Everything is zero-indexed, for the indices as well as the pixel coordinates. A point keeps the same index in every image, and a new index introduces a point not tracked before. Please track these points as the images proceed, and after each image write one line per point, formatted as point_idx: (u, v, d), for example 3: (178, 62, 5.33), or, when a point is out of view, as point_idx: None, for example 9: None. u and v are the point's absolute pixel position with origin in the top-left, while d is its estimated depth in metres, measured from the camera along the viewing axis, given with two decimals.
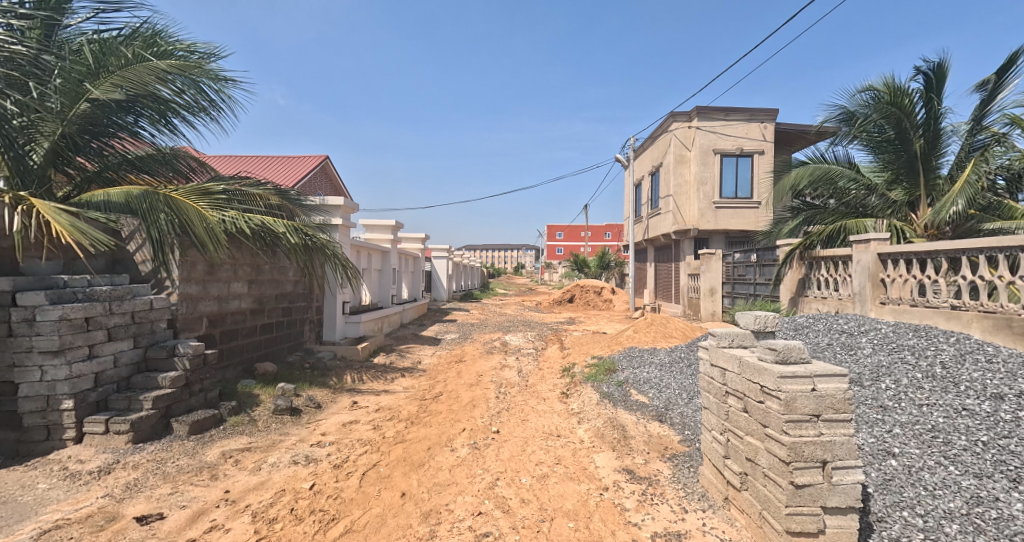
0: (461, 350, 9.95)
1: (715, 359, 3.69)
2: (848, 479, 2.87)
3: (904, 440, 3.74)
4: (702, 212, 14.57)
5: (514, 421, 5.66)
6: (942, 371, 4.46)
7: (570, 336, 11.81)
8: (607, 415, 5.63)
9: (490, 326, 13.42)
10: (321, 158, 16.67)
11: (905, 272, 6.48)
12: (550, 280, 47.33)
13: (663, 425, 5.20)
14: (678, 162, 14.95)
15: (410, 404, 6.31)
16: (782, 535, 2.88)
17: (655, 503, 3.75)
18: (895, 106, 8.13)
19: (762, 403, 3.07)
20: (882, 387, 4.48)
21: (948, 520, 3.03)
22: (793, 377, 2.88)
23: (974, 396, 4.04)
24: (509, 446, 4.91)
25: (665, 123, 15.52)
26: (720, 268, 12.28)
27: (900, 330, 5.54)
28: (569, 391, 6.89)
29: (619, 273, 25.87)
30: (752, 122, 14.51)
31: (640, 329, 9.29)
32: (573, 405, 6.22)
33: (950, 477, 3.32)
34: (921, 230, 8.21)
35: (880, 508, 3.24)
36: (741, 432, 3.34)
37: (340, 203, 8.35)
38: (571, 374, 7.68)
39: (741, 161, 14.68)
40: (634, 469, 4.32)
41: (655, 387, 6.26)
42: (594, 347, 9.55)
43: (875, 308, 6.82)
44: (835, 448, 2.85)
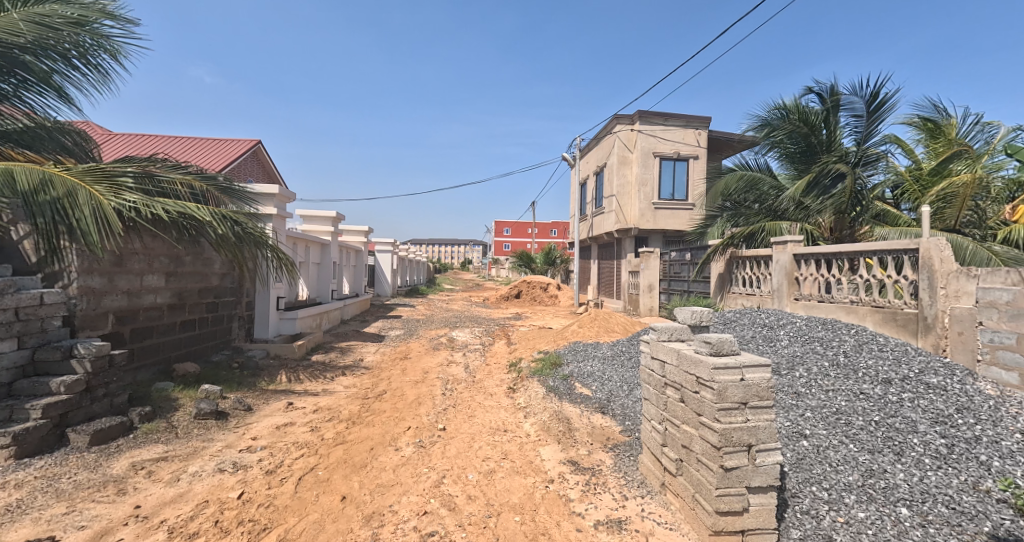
0: (406, 347, 9.84)
1: (656, 353, 3.85)
2: (769, 460, 3.09)
3: (813, 423, 4.05)
4: (642, 212, 15.11)
5: (461, 418, 5.68)
6: (845, 359, 4.91)
7: (516, 331, 11.94)
8: (552, 408, 5.75)
9: (436, 322, 13.35)
10: (254, 143, 15.87)
11: (815, 271, 7.01)
12: (497, 276, 47.68)
13: (605, 416, 5.39)
14: (620, 163, 15.36)
15: (352, 404, 6.18)
16: (712, 515, 3.08)
17: (597, 493, 3.89)
18: (805, 123, 8.94)
19: (697, 394, 3.24)
20: (796, 374, 4.84)
21: (847, 492, 3.34)
22: (724, 369, 3.06)
23: (869, 382, 4.47)
24: (455, 443, 4.93)
25: (609, 124, 15.93)
26: (658, 266, 12.73)
27: (811, 323, 6.02)
28: (516, 385, 6.99)
29: (565, 270, 26.42)
30: (688, 128, 15.18)
31: (584, 324, 9.56)
32: (519, 400, 6.32)
33: (850, 454, 3.65)
34: (826, 232, 8.95)
35: (794, 484, 3.49)
36: (678, 421, 3.51)
37: (275, 191, 8.02)
38: (517, 369, 7.78)
39: (679, 164, 15.30)
40: (578, 460, 4.45)
41: (597, 380, 6.47)
42: (541, 341, 9.70)
43: (790, 304, 7.32)
44: (759, 432, 3.07)
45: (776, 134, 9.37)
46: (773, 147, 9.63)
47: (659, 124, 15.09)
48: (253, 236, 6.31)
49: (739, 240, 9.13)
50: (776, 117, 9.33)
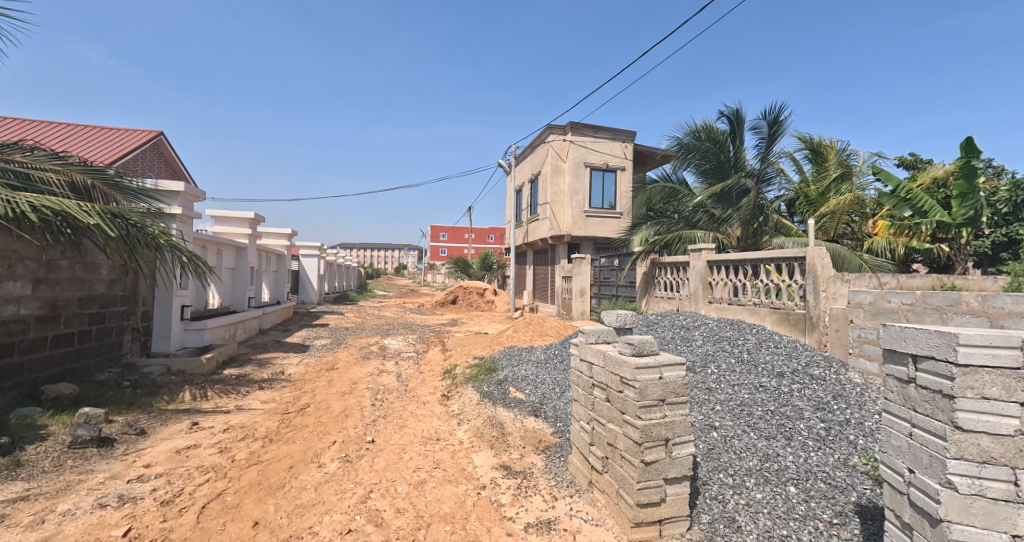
0: (333, 357, 9.50)
1: (585, 355, 3.98)
2: (684, 451, 3.29)
3: (721, 415, 4.35)
4: (574, 219, 15.51)
5: (391, 429, 5.57)
6: (749, 357, 5.33)
7: (451, 337, 11.89)
8: (486, 414, 5.77)
9: (367, 330, 13.01)
10: (154, 135, 14.69)
11: (725, 276, 7.52)
12: (433, 281, 47.26)
13: (537, 419, 5.49)
14: (553, 172, 15.72)
15: (270, 420, 5.90)
16: (633, 508, 3.22)
17: (528, 495, 3.95)
18: (712, 142, 9.72)
19: (621, 393, 3.39)
20: (708, 371, 5.17)
21: (747, 476, 3.61)
22: (645, 368, 3.23)
23: (768, 376, 4.89)
24: (385, 455, 4.83)
25: (542, 134, 16.28)
26: (589, 271, 13.14)
27: (722, 325, 6.50)
28: (450, 392, 6.95)
29: (501, 275, 26.63)
30: (616, 140, 15.82)
31: (519, 328, 9.68)
32: (453, 407, 6.29)
33: (751, 441, 3.96)
34: (734, 242, 9.72)
35: (705, 474, 3.72)
36: (604, 420, 3.65)
37: (180, 188, 7.57)
38: (451, 376, 7.74)
39: (607, 175, 15.91)
40: (511, 464, 4.50)
41: (531, 383, 6.57)
42: (476, 347, 9.70)
43: (704, 306, 7.85)
44: (675, 426, 3.25)
45: (689, 152, 10.08)
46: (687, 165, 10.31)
47: (589, 135, 15.58)
48: (150, 238, 5.79)
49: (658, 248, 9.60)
50: (690, 137, 10.03)
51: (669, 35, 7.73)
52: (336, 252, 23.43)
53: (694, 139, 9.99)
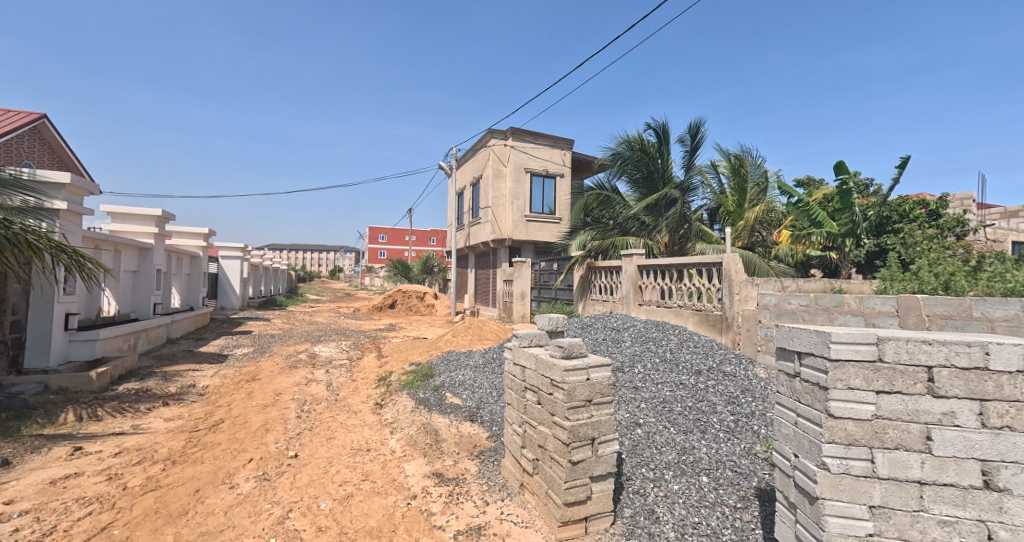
0: (255, 367, 8.98)
1: (518, 358, 4.02)
2: (610, 449, 3.41)
3: (645, 412, 4.53)
4: (515, 223, 15.63)
5: (317, 441, 5.36)
6: (672, 359, 5.59)
7: (388, 343, 11.63)
8: (420, 421, 5.67)
9: (296, 337, 12.46)
10: (32, 120, 13.32)
11: (655, 280, 7.82)
12: (372, 285, 46.07)
13: (473, 424, 5.47)
14: (494, 176, 15.78)
15: (176, 438, 5.48)
16: (560, 507, 3.28)
17: (460, 502, 3.93)
18: (643, 153, 10.18)
19: (551, 395, 3.45)
20: (635, 371, 5.37)
21: (666, 468, 3.77)
22: (574, 370, 3.32)
23: (689, 376, 5.15)
24: (308, 471, 4.64)
25: (484, 138, 16.40)
26: (530, 274, 13.24)
27: (649, 326, 6.83)
28: (383, 401, 6.79)
29: (443, 278, 26.40)
30: (555, 147, 16.23)
31: (458, 332, 9.61)
32: (386, 416, 6.15)
33: (670, 436, 4.15)
34: (662, 248, 10.02)
35: (629, 469, 3.85)
36: (535, 422, 3.70)
37: (66, 180, 6.88)
38: (386, 383, 7.57)
39: (547, 181, 16.25)
40: (444, 471, 4.46)
41: (468, 388, 6.54)
42: (413, 353, 9.54)
43: (635, 309, 8.13)
44: (601, 425, 3.36)
45: (621, 162, 10.54)
46: (620, 174, 10.75)
47: (530, 141, 15.88)
48: (21, 239, 5.01)
49: (594, 253, 9.82)
50: (623, 147, 10.42)
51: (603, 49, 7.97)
52: (262, 253, 22.13)
53: (627, 150, 10.41)
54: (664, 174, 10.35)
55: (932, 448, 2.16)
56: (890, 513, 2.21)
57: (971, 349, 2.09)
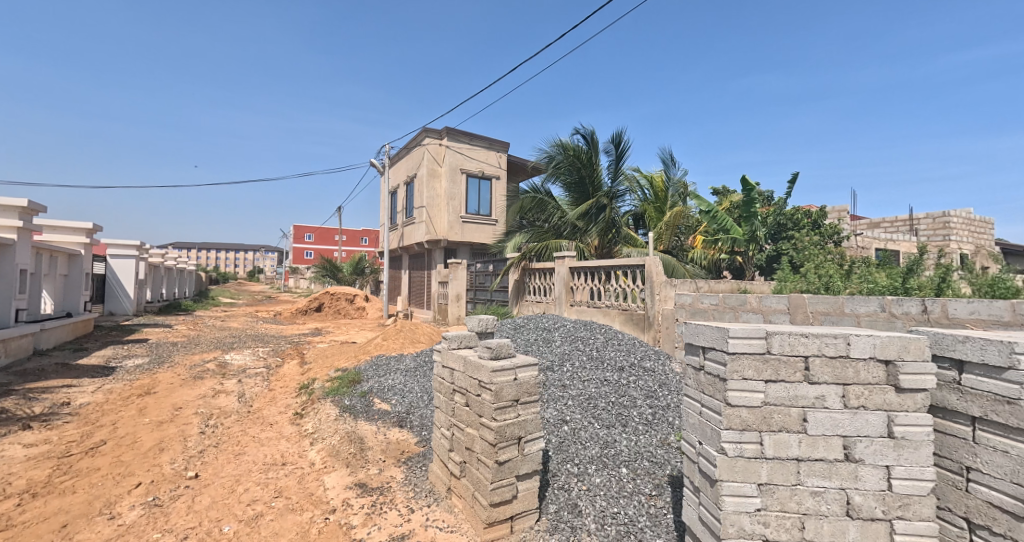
0: (150, 379, 8.16)
1: (446, 361, 3.98)
2: (535, 447, 3.48)
3: (571, 408, 4.66)
4: (451, 224, 15.58)
5: (223, 458, 5.00)
6: (599, 357, 5.79)
7: (311, 349, 11.12)
8: (344, 429, 5.47)
9: (204, 344, 11.55)
10: None
11: (586, 282, 8.13)
12: (296, 286, 43.96)
13: (403, 430, 5.36)
14: (429, 176, 15.63)
15: (39, 469, 4.61)
16: (486, 508, 3.28)
17: (383, 512, 3.82)
18: (575, 158, 10.48)
19: (479, 396, 3.45)
20: (564, 369, 5.51)
21: (589, 462, 3.90)
22: (501, 370, 3.36)
23: (613, 372, 5.36)
24: (209, 492, 4.31)
25: (418, 138, 16.27)
26: (465, 276, 13.17)
27: (578, 326, 7.05)
28: (304, 410, 6.50)
29: (374, 280, 25.71)
30: (490, 149, 16.50)
31: (388, 336, 9.38)
32: (307, 426, 5.89)
33: (593, 430, 4.29)
34: (592, 251, 10.38)
35: (554, 465, 3.93)
36: (463, 424, 3.68)
37: None
38: (307, 391, 7.25)
39: (483, 183, 16.45)
40: (367, 481, 4.32)
41: (397, 393, 6.39)
42: (339, 358, 9.18)
43: (567, 310, 8.44)
44: (527, 424, 3.43)
45: (554, 166, 10.76)
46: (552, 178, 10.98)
47: (465, 143, 15.96)
48: None
49: (529, 255, 9.99)
50: (555, 152, 10.67)
51: (538, 54, 8.14)
52: (165, 252, 20.05)
53: (559, 155, 10.66)
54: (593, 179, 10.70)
55: (806, 429, 2.37)
56: (775, 489, 2.39)
57: (836, 340, 2.33)
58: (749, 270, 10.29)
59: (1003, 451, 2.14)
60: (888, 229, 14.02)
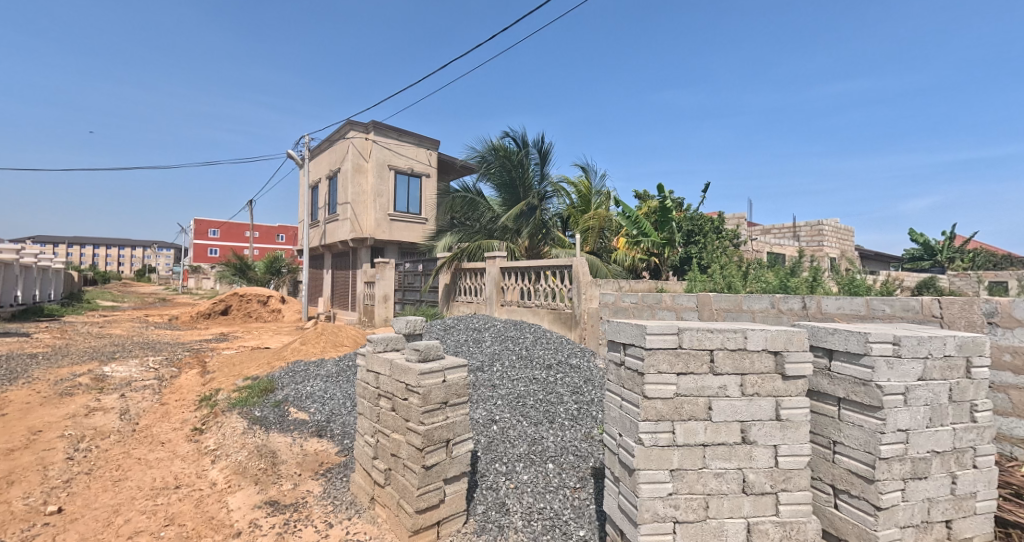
0: (6, 396, 7.04)
1: (371, 365, 3.82)
2: (463, 449, 3.45)
3: (500, 408, 4.67)
4: (378, 222, 15.04)
5: (100, 487, 4.43)
6: (528, 356, 5.89)
7: (215, 356, 10.24)
8: (253, 443, 5.07)
9: (77, 354, 10.20)
10: None
11: (516, 281, 8.21)
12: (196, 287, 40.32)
13: (322, 440, 5.02)
14: (355, 171, 15.05)
15: None
16: (412, 516, 3.19)
17: (297, 530, 3.59)
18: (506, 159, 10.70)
19: (405, 400, 3.35)
20: (494, 371, 5.54)
21: (517, 460, 3.91)
22: (429, 373, 3.29)
23: (541, 371, 5.47)
24: (81, 526, 3.81)
25: (343, 130, 15.54)
26: (393, 276, 12.78)
27: (509, 327, 7.17)
28: (204, 424, 5.95)
29: (293, 280, 23.96)
30: (419, 146, 16.14)
31: (307, 339, 8.86)
32: (209, 442, 5.40)
33: (522, 428, 4.33)
34: (523, 250, 10.59)
35: (483, 466, 3.90)
36: (389, 430, 3.56)
37: None
38: (210, 403, 6.64)
39: (411, 180, 16.05)
40: (280, 497, 4.03)
41: (317, 401, 6.01)
42: (247, 366, 8.50)
43: (498, 309, 8.53)
44: (455, 427, 3.39)
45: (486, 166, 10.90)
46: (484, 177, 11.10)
47: (393, 138, 15.47)
48: None
49: (461, 255, 9.84)
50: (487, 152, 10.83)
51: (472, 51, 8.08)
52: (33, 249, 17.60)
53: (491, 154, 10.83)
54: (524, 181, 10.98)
55: (711, 416, 2.54)
56: (685, 474, 2.54)
57: (735, 334, 2.52)
58: (663, 271, 10.52)
59: (860, 426, 2.45)
60: (777, 235, 15.47)
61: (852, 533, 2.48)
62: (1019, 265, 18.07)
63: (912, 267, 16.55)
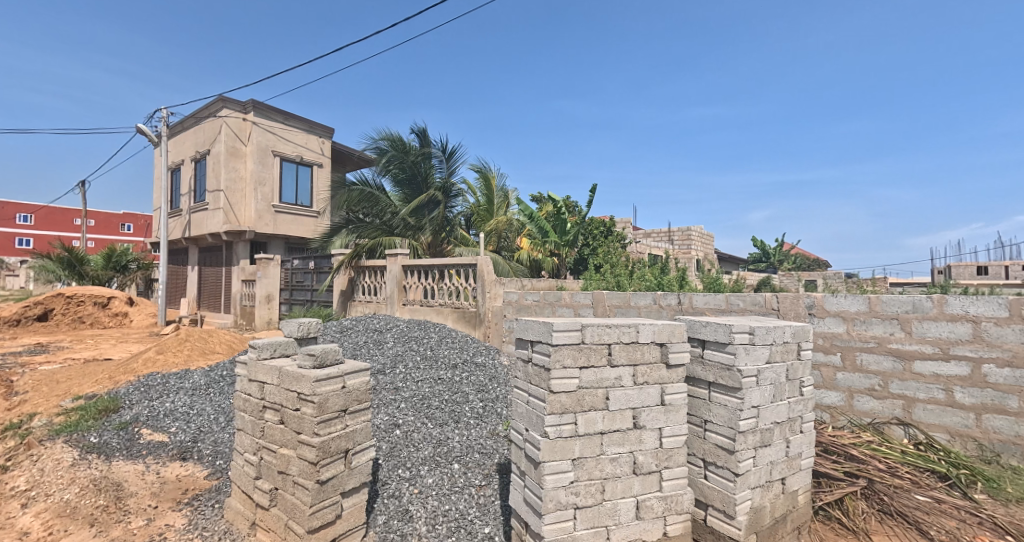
0: None
1: (255, 374, 3.33)
2: (363, 458, 3.20)
3: (405, 412, 4.49)
4: (260, 213, 13.37)
5: None
6: (430, 356, 5.86)
7: (38, 369, 8.18)
8: (86, 476, 4.11)
9: None
10: None
11: (418, 280, 8.20)
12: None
13: (185, 464, 4.27)
14: (229, 155, 13.11)
15: None
16: (303, 536, 2.89)
17: None
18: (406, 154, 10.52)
19: (297, 411, 3.02)
20: (397, 372, 5.36)
21: (421, 464, 3.76)
22: (326, 379, 2.99)
23: (445, 371, 5.44)
24: None
25: (213, 107, 13.48)
26: (278, 273, 11.52)
27: (412, 326, 7.16)
28: (11, 460, 4.74)
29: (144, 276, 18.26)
30: (310, 133, 14.68)
31: (165, 348, 7.59)
32: (21, 482, 4.30)
33: (427, 431, 4.21)
34: (424, 248, 10.33)
35: (385, 474, 3.69)
36: (275, 446, 3.16)
37: None
38: (23, 432, 5.31)
39: (300, 169, 14.50)
40: (127, 537, 3.34)
41: (179, 419, 5.08)
42: (80, 381, 6.97)
43: (399, 309, 8.33)
44: (355, 435, 3.14)
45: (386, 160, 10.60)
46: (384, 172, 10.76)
47: (278, 121, 13.86)
48: None
49: (362, 252, 9.29)
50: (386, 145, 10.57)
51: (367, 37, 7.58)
52: None
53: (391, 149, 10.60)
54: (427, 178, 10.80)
55: (609, 406, 2.73)
56: (585, 461, 2.69)
57: (628, 329, 2.77)
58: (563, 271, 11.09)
59: (725, 405, 2.81)
60: (654, 238, 17.09)
61: (716, 499, 2.83)
62: (820, 267, 22.51)
63: (754, 268, 19.45)
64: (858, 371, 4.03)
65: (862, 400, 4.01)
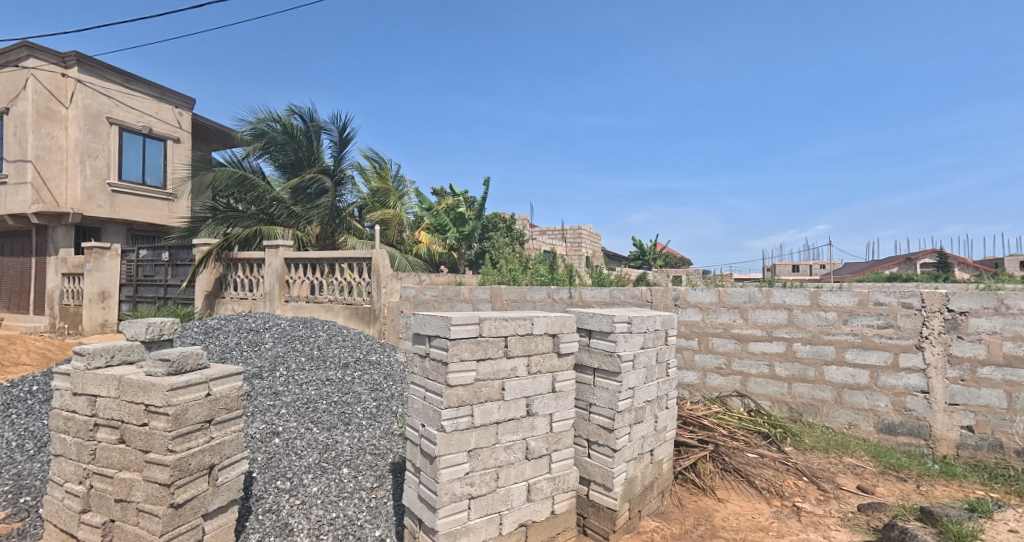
0: None
1: (82, 387, 2.69)
2: (233, 474, 2.78)
3: (287, 418, 4.07)
4: (88, 194, 10.84)
5: None
6: (315, 355, 5.42)
7: None
8: None
9: None
10: None
11: (305, 275, 7.61)
12: None
13: None
14: (39, 117, 10.43)
15: None
16: None
17: None
18: (288, 134, 9.62)
19: (144, 427, 2.53)
20: (277, 374, 4.87)
21: (305, 472, 3.43)
22: (185, 387, 2.53)
23: (335, 372, 5.08)
24: None
25: (14, 54, 10.57)
26: (115, 266, 9.98)
27: (294, 324, 6.56)
28: None
29: None
30: (161, 101, 12.21)
31: None
32: None
33: (313, 436, 3.85)
34: (313, 240, 9.41)
35: (260, 487, 3.28)
36: (112, 470, 2.63)
37: None
38: None
39: (147, 143, 12.00)
40: None
41: None
42: None
43: (280, 306, 7.62)
44: (222, 448, 2.72)
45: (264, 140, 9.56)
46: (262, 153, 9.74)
47: (119, 83, 11.34)
48: None
49: (233, 244, 8.32)
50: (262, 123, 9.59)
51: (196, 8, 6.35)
52: None
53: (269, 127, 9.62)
54: (313, 161, 9.92)
55: (505, 396, 2.78)
56: (480, 452, 2.71)
57: (525, 321, 2.84)
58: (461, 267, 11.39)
59: (606, 388, 3.05)
60: (547, 235, 17.90)
61: (598, 474, 3.08)
62: (683, 264, 25.62)
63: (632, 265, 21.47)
64: (709, 352, 4.84)
65: (712, 377, 4.83)
